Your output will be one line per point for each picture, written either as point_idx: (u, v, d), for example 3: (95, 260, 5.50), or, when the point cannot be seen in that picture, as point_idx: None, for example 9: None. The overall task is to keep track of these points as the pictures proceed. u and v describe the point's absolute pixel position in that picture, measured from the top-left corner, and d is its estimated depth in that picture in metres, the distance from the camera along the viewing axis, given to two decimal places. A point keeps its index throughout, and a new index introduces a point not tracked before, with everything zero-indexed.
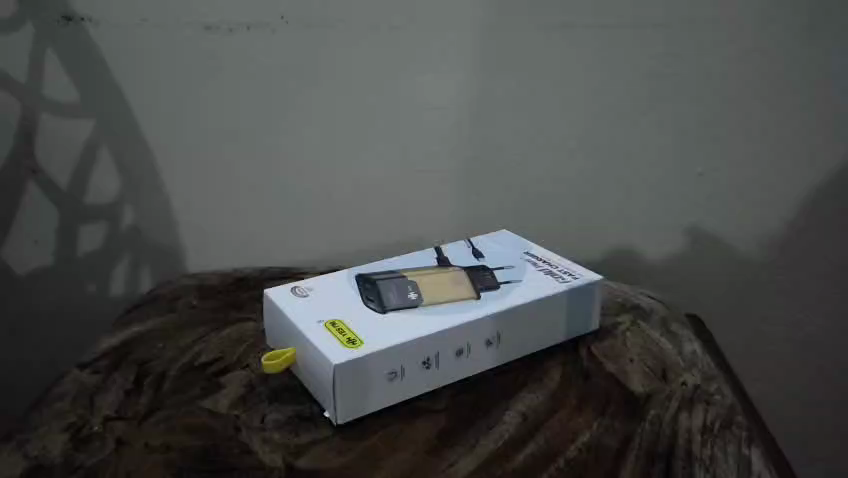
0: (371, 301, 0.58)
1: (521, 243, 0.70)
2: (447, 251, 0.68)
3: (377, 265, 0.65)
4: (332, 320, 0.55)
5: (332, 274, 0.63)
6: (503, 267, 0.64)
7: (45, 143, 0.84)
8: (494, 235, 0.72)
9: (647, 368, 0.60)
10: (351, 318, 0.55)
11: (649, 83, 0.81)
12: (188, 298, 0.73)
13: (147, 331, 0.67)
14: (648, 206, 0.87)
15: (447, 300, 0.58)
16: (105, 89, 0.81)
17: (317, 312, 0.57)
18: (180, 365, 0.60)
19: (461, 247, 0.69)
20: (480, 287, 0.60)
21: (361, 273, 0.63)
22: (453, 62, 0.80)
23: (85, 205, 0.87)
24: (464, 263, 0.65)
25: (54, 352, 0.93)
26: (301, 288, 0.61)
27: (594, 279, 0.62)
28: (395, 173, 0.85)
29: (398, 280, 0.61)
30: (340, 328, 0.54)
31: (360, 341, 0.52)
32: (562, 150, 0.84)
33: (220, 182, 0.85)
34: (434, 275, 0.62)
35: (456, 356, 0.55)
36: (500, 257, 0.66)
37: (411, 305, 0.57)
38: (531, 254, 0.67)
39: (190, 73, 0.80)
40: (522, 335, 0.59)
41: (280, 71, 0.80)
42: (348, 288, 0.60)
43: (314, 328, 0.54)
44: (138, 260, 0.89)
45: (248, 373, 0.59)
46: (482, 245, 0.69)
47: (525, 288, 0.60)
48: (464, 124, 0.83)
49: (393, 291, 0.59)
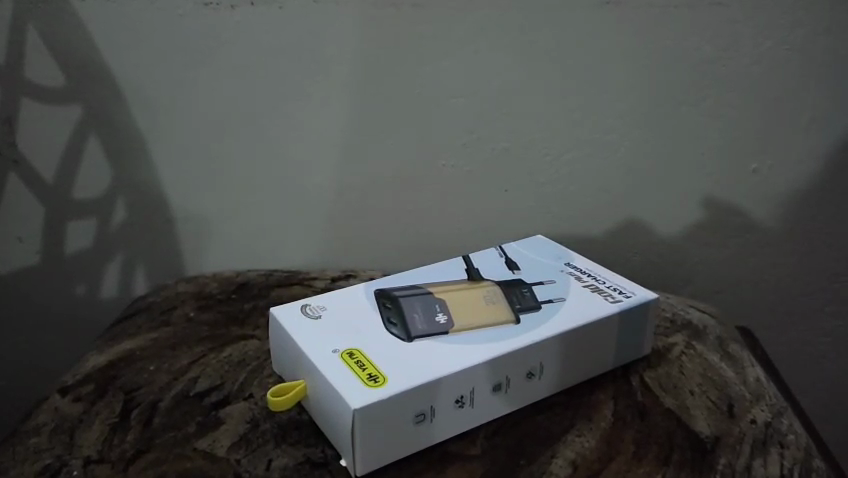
0: (393, 325, 0.50)
1: (559, 251, 0.62)
2: (477, 260, 0.60)
3: (396, 279, 0.57)
4: (349, 349, 0.47)
5: (346, 290, 0.55)
6: (542, 283, 0.56)
7: (28, 130, 0.76)
8: (526, 241, 0.64)
9: (711, 403, 0.52)
10: (371, 348, 0.47)
11: (703, 69, 0.71)
12: (184, 309, 0.66)
13: (137, 349, 0.59)
14: (693, 206, 0.78)
15: (481, 324, 0.50)
16: (92, 72, 0.73)
17: (330, 338, 0.49)
18: (173, 394, 0.53)
19: (492, 256, 0.61)
20: (519, 308, 0.52)
21: (380, 289, 0.55)
22: (480, 45, 0.70)
23: (71, 200, 0.79)
24: (498, 277, 0.57)
25: (43, 359, 0.86)
26: (311, 307, 0.53)
27: (649, 298, 0.54)
28: (415, 167, 0.76)
29: (423, 299, 0.53)
30: (359, 361, 0.46)
31: (383, 379, 0.44)
32: (600, 144, 0.75)
33: (221, 176, 0.77)
34: (463, 293, 0.54)
35: (494, 392, 0.48)
36: (537, 270, 0.58)
37: (441, 331, 0.49)
38: (571, 266, 0.59)
39: (186, 55, 0.71)
40: (568, 364, 0.51)
41: (288, 53, 0.71)
42: (366, 308, 0.52)
43: (329, 360, 0.46)
44: (132, 260, 0.81)
45: (250, 405, 0.51)
46: (515, 254, 0.61)
47: (570, 309, 0.52)
48: (493, 114, 0.74)
49: (418, 313, 0.51)
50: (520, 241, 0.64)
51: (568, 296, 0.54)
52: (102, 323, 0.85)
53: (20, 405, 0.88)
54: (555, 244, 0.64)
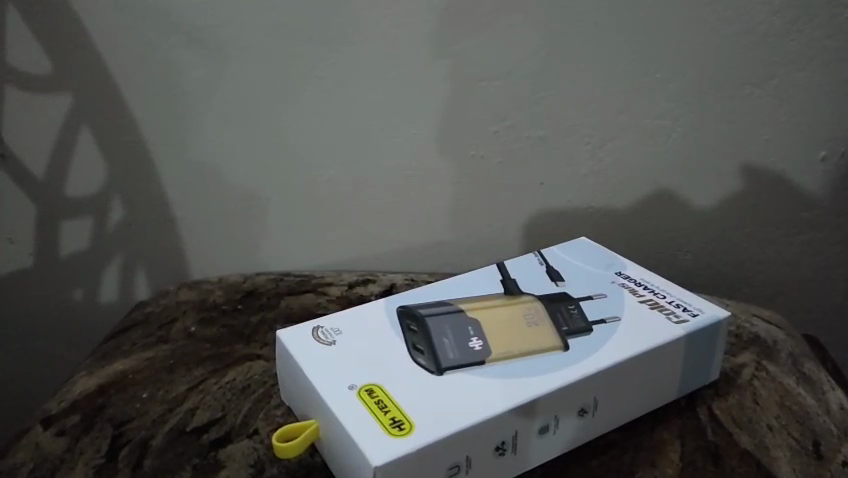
0: (419, 353, 0.43)
1: (609, 259, 0.54)
2: (514, 269, 0.52)
3: (422, 295, 0.49)
4: (369, 385, 0.40)
5: (364, 307, 0.48)
6: (592, 299, 0.48)
7: (13, 123, 0.69)
8: (569, 245, 0.56)
9: (794, 441, 0.45)
10: (394, 383, 0.40)
11: (768, 44, 0.62)
12: (185, 322, 0.59)
13: (130, 372, 0.53)
14: (753, 200, 0.70)
15: (523, 351, 0.43)
16: (81, 56, 0.65)
17: (345, 370, 0.41)
18: (168, 429, 0.46)
19: (531, 263, 0.53)
20: (566, 330, 0.44)
21: (405, 307, 0.47)
22: (515, 20, 0.62)
23: (64, 198, 0.72)
24: (540, 290, 0.49)
25: (42, 367, 0.80)
26: (324, 330, 0.45)
27: (721, 316, 0.46)
28: (440, 158, 0.69)
29: (455, 321, 0.45)
30: (379, 401, 0.39)
31: (409, 426, 0.37)
32: (649, 131, 0.67)
33: (226, 172, 0.70)
34: (502, 312, 0.46)
35: (541, 434, 0.40)
36: (585, 282, 0.50)
37: (476, 361, 0.42)
38: (625, 276, 0.51)
39: (184, 39, 0.64)
40: (625, 398, 0.43)
41: (296, 33, 0.63)
42: (387, 331, 0.45)
43: (344, 400, 0.39)
44: (132, 262, 0.75)
45: (255, 444, 0.45)
46: (557, 262, 0.53)
47: (629, 331, 0.44)
48: (527, 99, 0.65)
49: (449, 338, 0.43)
50: (562, 245, 0.56)
51: (624, 315, 0.46)
52: (103, 329, 0.79)
53: (20, 414, 0.82)
54: (602, 248, 0.57)
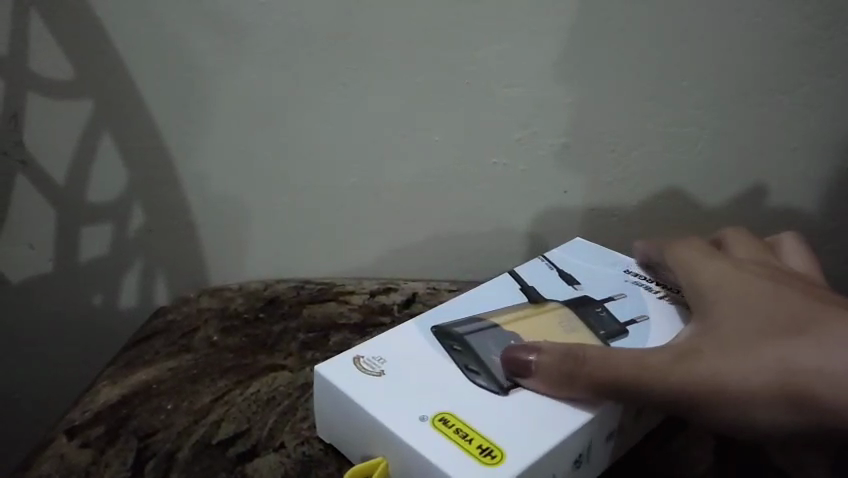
0: (476, 374, 0.44)
1: (610, 256, 0.57)
2: (526, 274, 0.54)
3: (444, 310, 0.49)
4: (440, 413, 0.41)
5: (395, 329, 0.48)
6: (615, 299, 0.51)
7: (34, 129, 0.69)
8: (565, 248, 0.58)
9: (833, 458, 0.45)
10: (464, 409, 0.41)
11: (795, 52, 0.61)
12: (208, 331, 0.59)
13: (154, 382, 0.53)
14: (780, 207, 0.68)
15: None
16: (104, 62, 0.65)
17: (407, 400, 0.42)
18: (194, 442, 0.47)
19: (541, 267, 0.55)
20: (604, 333, 0.47)
21: (439, 327, 0.48)
22: (540, 26, 0.61)
23: (85, 203, 0.72)
24: (565, 296, 0.51)
25: (61, 372, 0.80)
26: (366, 359, 0.45)
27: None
28: (463, 165, 0.68)
29: (499, 338, 0.46)
30: (458, 430, 0.40)
31: (499, 452, 0.39)
32: (674, 138, 0.66)
33: (247, 178, 0.69)
34: (539, 325, 0.47)
35: (607, 439, 0.44)
36: (601, 284, 0.53)
37: None
38: (633, 273, 0.55)
39: (208, 45, 0.63)
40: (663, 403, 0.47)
41: (318, 39, 0.63)
42: (432, 353, 0.46)
43: (424, 432, 0.40)
44: (151, 268, 0.75)
45: (282, 459, 0.46)
46: (567, 266, 0.55)
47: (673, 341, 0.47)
48: (551, 105, 0.65)
49: (498, 355, 0.45)
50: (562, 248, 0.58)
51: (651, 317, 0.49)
52: (121, 335, 0.78)
53: (39, 418, 0.83)
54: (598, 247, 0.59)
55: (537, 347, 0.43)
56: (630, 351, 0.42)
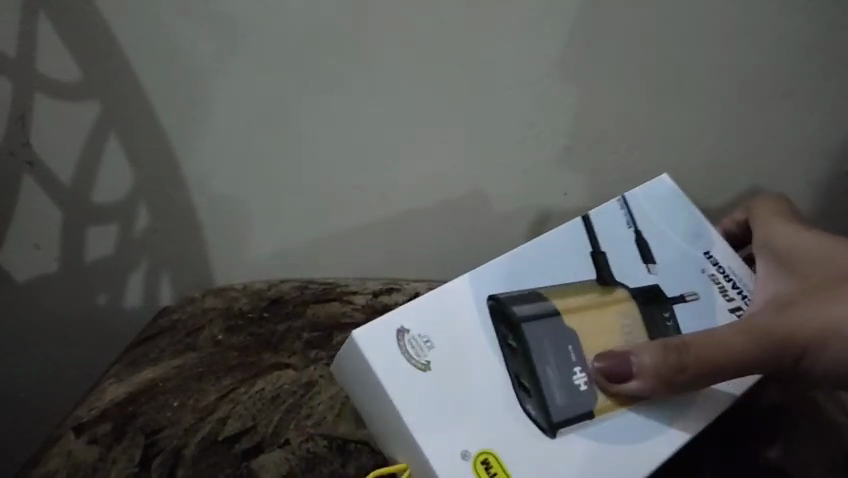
0: (526, 392, 0.43)
1: (698, 230, 0.49)
2: (601, 230, 0.48)
3: (503, 280, 0.46)
4: (484, 452, 0.41)
5: (451, 303, 0.44)
6: (686, 300, 0.47)
7: (42, 130, 0.69)
8: (646, 192, 0.50)
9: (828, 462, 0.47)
10: (508, 450, 0.41)
11: (794, 58, 0.62)
12: (213, 329, 0.59)
13: (159, 380, 0.54)
14: None
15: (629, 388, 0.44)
16: (111, 64, 0.66)
17: (447, 425, 0.42)
18: (200, 439, 0.48)
19: (620, 224, 0.48)
20: None
21: (496, 300, 0.45)
22: (543, 31, 0.62)
23: (91, 204, 0.72)
24: (634, 281, 0.47)
25: (66, 370, 0.81)
26: (411, 337, 0.43)
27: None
28: (466, 167, 0.69)
29: (557, 335, 0.43)
30: (494, 476, 0.41)
31: None
32: (675, 141, 0.66)
33: (251, 180, 0.70)
34: (601, 318, 0.45)
35: None
36: (676, 271, 0.48)
37: (586, 413, 0.43)
38: (714, 260, 0.49)
39: (214, 47, 0.64)
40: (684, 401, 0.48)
41: (323, 45, 0.64)
42: (482, 350, 0.44)
43: (459, 473, 0.41)
44: (156, 267, 0.75)
45: (287, 455, 0.47)
46: (649, 231, 0.49)
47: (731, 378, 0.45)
48: (553, 109, 0.65)
49: (554, 370, 0.43)
50: (648, 185, 0.50)
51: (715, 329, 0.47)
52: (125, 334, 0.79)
53: (44, 417, 0.83)
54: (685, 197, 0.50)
55: (628, 351, 0.43)
56: (730, 327, 0.43)
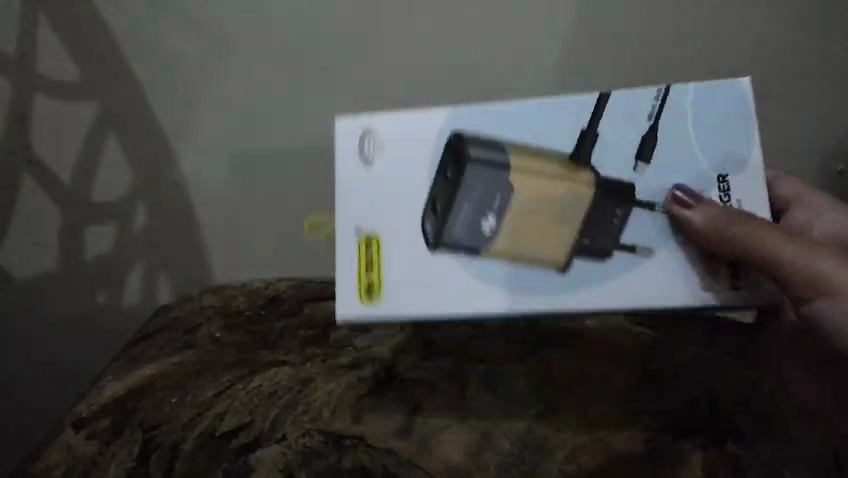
0: (436, 205, 0.41)
1: (735, 147, 0.41)
2: (603, 122, 0.41)
3: (482, 118, 0.42)
4: (373, 232, 0.42)
5: (422, 121, 0.42)
6: (654, 210, 0.41)
7: (41, 128, 0.69)
8: (707, 91, 0.41)
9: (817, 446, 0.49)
10: (391, 245, 0.42)
11: (783, 58, 0.63)
12: (211, 326, 0.60)
13: (158, 376, 0.55)
14: None
15: (522, 252, 0.41)
16: (111, 60, 0.68)
17: (369, 212, 0.42)
18: (197, 435, 0.50)
19: (632, 112, 0.41)
20: (581, 245, 0.41)
21: (457, 135, 0.41)
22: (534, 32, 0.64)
23: (89, 202, 0.71)
24: (611, 175, 0.41)
25: (56, 378, 0.75)
26: (371, 138, 0.43)
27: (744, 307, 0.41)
28: None
29: (491, 178, 0.41)
30: (373, 260, 0.42)
31: (381, 295, 0.41)
32: None
33: (248, 178, 0.70)
34: (547, 192, 0.41)
35: None
36: (672, 173, 0.41)
37: (470, 243, 0.41)
38: (726, 183, 0.41)
39: (216, 38, 0.67)
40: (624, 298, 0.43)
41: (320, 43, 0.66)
42: (417, 189, 0.42)
43: (343, 239, 0.43)
44: (155, 266, 0.73)
45: (283, 449, 0.48)
46: (668, 125, 0.41)
47: (650, 279, 0.40)
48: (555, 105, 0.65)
49: (472, 196, 0.41)
50: (719, 85, 0.41)
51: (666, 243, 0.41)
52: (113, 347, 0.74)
53: (26, 438, 0.75)
54: (752, 111, 0.41)
55: (711, 199, 0.40)
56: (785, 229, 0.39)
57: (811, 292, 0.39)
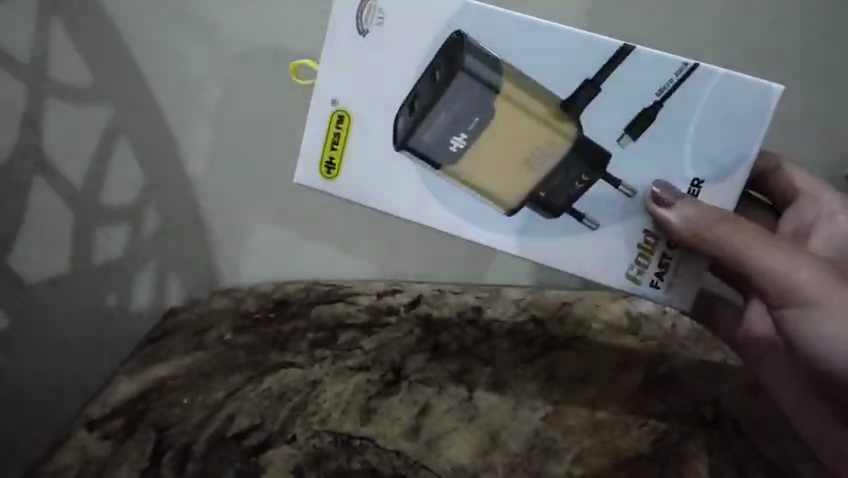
0: (412, 113, 0.44)
1: (726, 154, 0.45)
2: (610, 92, 0.44)
3: (496, 36, 0.43)
4: (345, 117, 0.45)
5: (429, 3, 0.43)
6: (616, 188, 0.46)
7: (52, 132, 0.70)
8: (739, 85, 0.44)
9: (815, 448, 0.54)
10: (360, 146, 0.46)
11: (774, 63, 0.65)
12: (220, 328, 0.59)
13: (168, 379, 0.56)
14: None
15: (479, 177, 0.45)
16: (124, 66, 0.69)
17: (350, 90, 0.45)
18: (209, 434, 0.54)
19: (640, 89, 0.44)
20: (538, 198, 0.46)
21: (460, 36, 0.43)
22: None
23: (100, 206, 0.71)
24: (596, 142, 0.45)
25: (65, 382, 0.74)
26: (374, 6, 0.43)
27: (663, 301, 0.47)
28: None
29: (472, 98, 0.43)
30: (338, 136, 0.46)
31: (335, 175, 0.46)
32: None
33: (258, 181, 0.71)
34: (526, 124, 0.44)
35: None
36: (655, 150, 0.45)
37: (433, 160, 0.45)
38: (699, 188, 0.46)
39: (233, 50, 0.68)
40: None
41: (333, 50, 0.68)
42: (403, 74, 0.44)
43: (319, 104, 0.45)
44: (165, 267, 0.73)
45: (293, 451, 0.54)
46: (672, 108, 0.44)
47: (585, 244, 0.47)
48: None
49: (448, 111, 0.44)
50: (748, 79, 0.44)
51: (618, 218, 0.46)
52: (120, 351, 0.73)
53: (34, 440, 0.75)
54: (765, 116, 0.44)
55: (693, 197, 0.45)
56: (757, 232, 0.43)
57: (771, 289, 0.44)
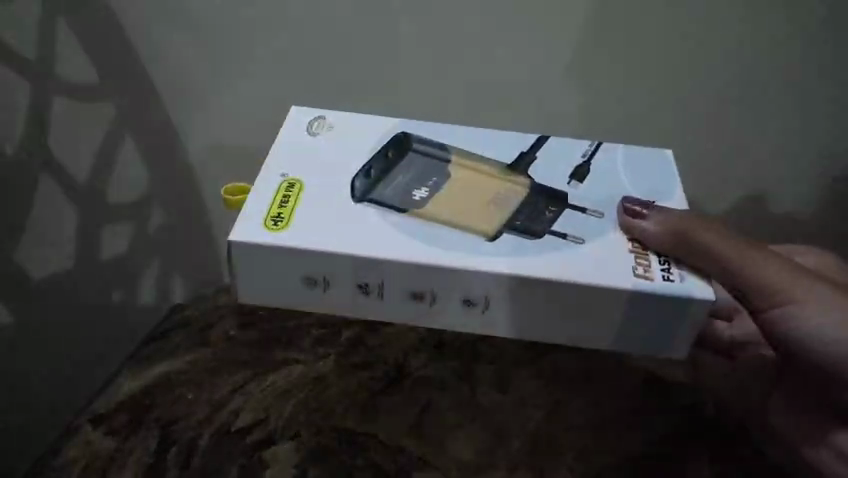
0: (373, 174, 0.47)
1: (660, 190, 0.48)
2: (545, 152, 0.50)
3: (433, 131, 0.52)
4: (293, 182, 0.46)
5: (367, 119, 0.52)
6: (585, 213, 0.46)
7: (59, 130, 0.70)
8: (639, 152, 0.51)
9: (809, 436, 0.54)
10: (310, 201, 0.45)
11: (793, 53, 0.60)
12: (225, 326, 0.61)
13: (174, 373, 0.57)
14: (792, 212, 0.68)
15: (449, 216, 0.45)
16: (125, 64, 0.66)
17: (303, 171, 0.47)
18: (212, 430, 0.52)
19: (569, 152, 0.50)
20: (513, 225, 0.44)
21: (406, 134, 0.51)
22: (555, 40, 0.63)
23: (105, 204, 0.73)
24: (544, 183, 0.48)
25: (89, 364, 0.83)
26: (324, 123, 0.51)
27: (698, 294, 0.41)
28: None
29: (425, 170, 0.48)
30: (285, 198, 0.45)
31: (284, 225, 0.43)
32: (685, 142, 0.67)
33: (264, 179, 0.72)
34: (479, 183, 0.48)
35: (467, 307, 0.43)
36: (598, 189, 0.48)
37: (398, 206, 0.45)
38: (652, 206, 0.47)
39: (222, 39, 0.64)
40: (538, 313, 0.43)
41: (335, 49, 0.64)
42: (357, 155, 0.49)
43: (267, 180, 0.46)
44: (169, 267, 0.77)
45: (296, 446, 0.51)
46: (599, 165, 0.50)
47: (582, 257, 0.42)
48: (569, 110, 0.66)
49: (408, 177, 0.48)
50: (645, 149, 0.51)
51: (599, 235, 0.44)
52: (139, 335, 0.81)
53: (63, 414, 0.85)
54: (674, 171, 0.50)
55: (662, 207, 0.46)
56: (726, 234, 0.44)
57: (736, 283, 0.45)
